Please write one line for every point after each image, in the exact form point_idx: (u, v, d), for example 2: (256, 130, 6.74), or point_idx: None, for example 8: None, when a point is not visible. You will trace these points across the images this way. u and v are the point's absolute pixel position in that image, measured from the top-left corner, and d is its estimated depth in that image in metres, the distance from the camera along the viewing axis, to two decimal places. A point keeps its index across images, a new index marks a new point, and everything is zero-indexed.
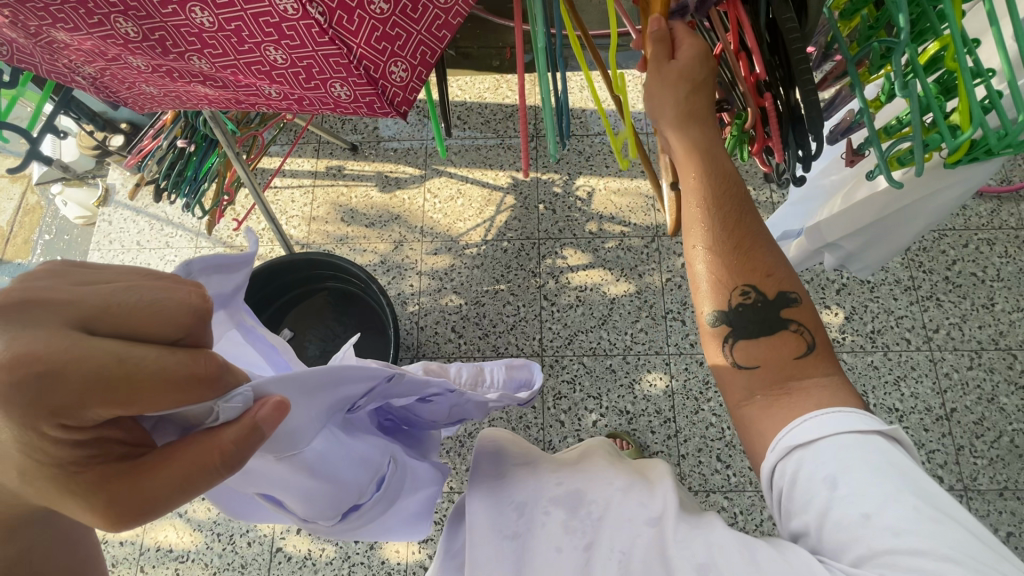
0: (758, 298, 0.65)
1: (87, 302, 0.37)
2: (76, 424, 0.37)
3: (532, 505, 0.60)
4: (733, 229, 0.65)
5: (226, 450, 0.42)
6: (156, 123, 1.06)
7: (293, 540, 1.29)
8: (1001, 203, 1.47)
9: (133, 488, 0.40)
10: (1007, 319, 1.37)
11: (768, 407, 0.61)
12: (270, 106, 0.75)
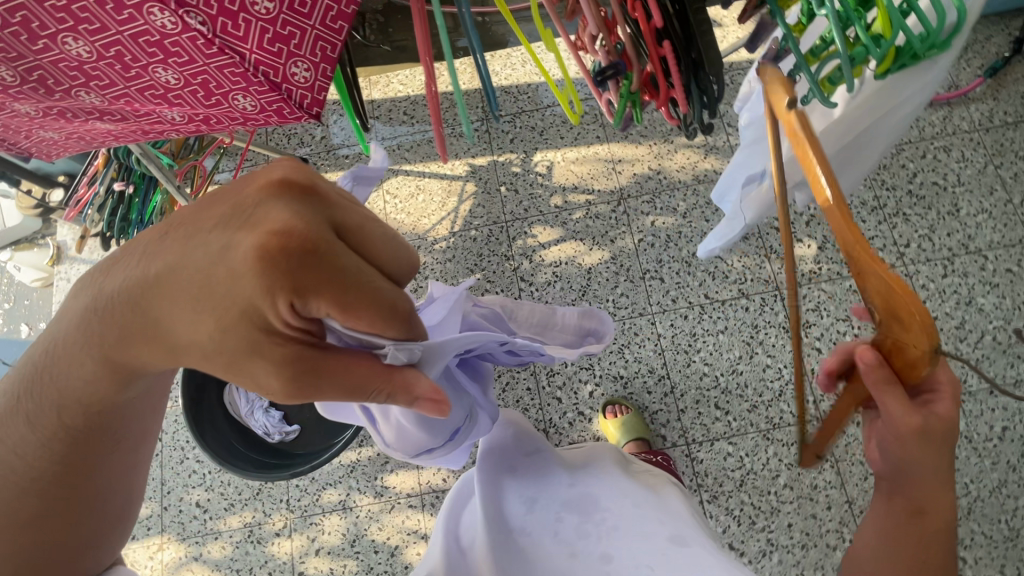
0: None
1: (355, 224, 0.47)
2: (304, 310, 0.44)
3: (544, 503, 0.77)
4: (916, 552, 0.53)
5: (394, 388, 0.51)
6: (89, 169, 1.03)
7: (314, 561, 1.28)
8: (952, 108, 1.48)
9: (313, 377, 0.48)
10: (973, 223, 1.39)
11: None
12: (178, 131, 0.75)
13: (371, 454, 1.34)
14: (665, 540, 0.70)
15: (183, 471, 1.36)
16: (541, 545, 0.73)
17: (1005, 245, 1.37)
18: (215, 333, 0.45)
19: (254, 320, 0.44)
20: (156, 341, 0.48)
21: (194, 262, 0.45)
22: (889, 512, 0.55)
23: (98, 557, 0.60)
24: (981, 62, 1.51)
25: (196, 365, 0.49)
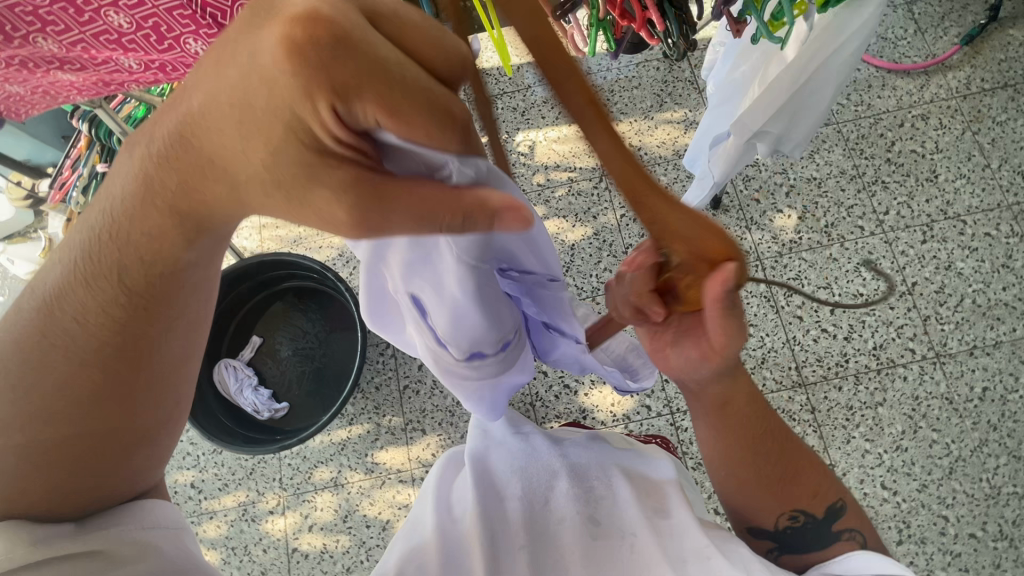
0: (809, 520, 0.66)
1: (384, 6, 0.39)
2: (345, 116, 0.37)
3: (532, 474, 0.75)
4: (758, 457, 0.66)
5: (468, 210, 0.41)
6: (72, 152, 1.05)
7: (307, 538, 1.30)
8: (930, 77, 1.50)
9: (378, 210, 0.41)
10: (951, 188, 1.40)
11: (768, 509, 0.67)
12: (136, 81, 0.83)
13: (361, 432, 1.36)
14: (642, 501, 0.71)
15: (177, 453, 1.39)
16: (529, 509, 0.72)
17: (984, 210, 1.38)
18: (266, 156, 0.40)
19: (294, 135, 0.39)
20: (210, 177, 0.44)
21: (226, 81, 0.40)
22: (728, 418, 0.66)
23: (149, 454, 0.58)
24: (957, 30, 1.52)
25: (261, 206, 0.44)
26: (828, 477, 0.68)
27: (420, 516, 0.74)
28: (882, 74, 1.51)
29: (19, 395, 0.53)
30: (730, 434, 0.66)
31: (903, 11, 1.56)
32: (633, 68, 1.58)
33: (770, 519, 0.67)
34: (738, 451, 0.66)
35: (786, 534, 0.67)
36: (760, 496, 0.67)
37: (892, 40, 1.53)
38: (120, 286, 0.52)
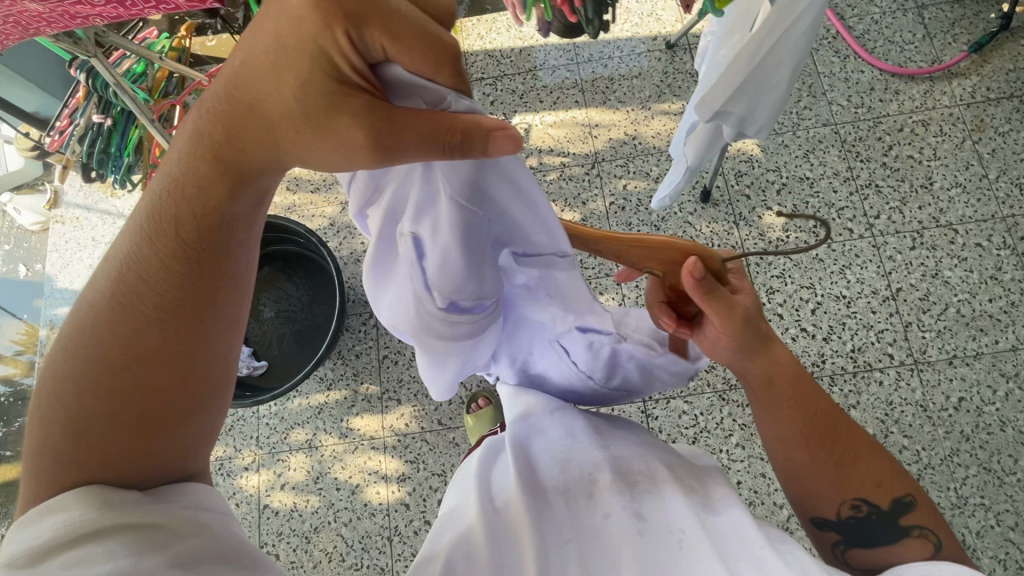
0: (873, 512, 0.63)
1: None
2: (354, 47, 0.38)
3: (575, 463, 0.69)
4: (817, 441, 0.64)
5: (466, 129, 0.40)
6: (70, 102, 1.08)
7: (279, 495, 1.34)
8: (934, 83, 1.48)
9: (391, 130, 0.40)
10: (945, 196, 1.39)
11: (830, 493, 0.64)
12: (101, 13, 0.80)
13: (338, 397, 1.39)
14: (691, 494, 0.64)
15: None
16: (572, 499, 0.65)
17: (977, 220, 1.36)
18: (291, 91, 0.39)
19: (314, 63, 0.38)
20: (254, 129, 0.42)
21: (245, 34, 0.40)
22: (773, 399, 0.66)
23: (202, 424, 0.50)
24: (967, 37, 1.50)
25: (298, 155, 0.43)
26: (892, 469, 0.64)
27: (463, 508, 0.69)
28: (886, 78, 1.49)
29: (80, 365, 0.46)
30: (783, 412, 0.66)
31: (913, 15, 1.54)
32: (635, 57, 1.57)
33: (831, 506, 0.65)
34: (782, 433, 0.66)
35: (848, 523, 0.64)
36: (812, 483, 0.65)
37: (899, 44, 1.51)
38: (177, 241, 0.47)
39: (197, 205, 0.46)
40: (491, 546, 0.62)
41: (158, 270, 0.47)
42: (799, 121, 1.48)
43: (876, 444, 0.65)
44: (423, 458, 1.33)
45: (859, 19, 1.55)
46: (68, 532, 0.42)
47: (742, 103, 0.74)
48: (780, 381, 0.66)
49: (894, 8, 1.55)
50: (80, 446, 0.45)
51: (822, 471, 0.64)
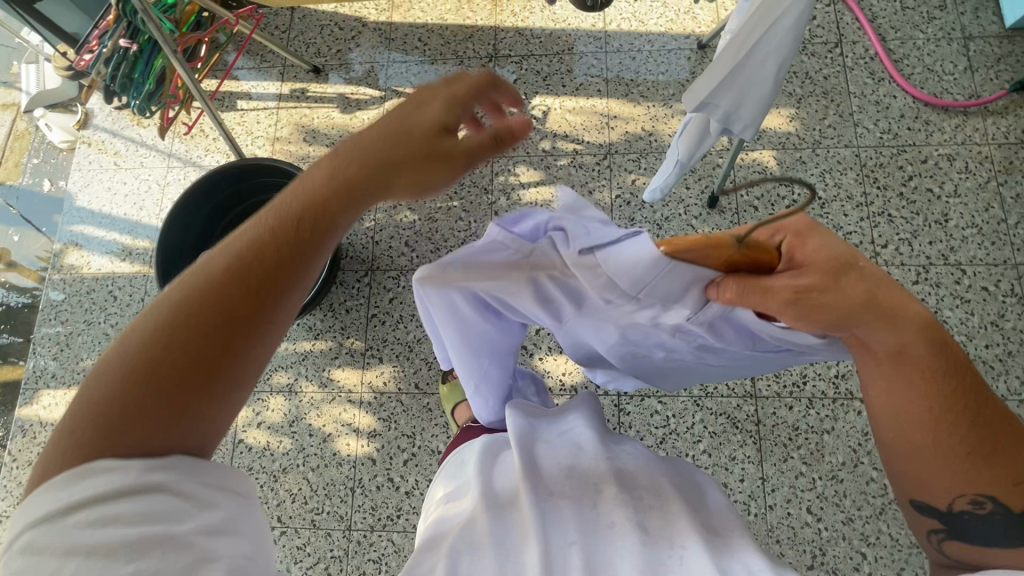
0: (999, 510, 0.57)
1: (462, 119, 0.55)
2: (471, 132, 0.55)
3: (584, 471, 0.67)
4: (953, 419, 0.57)
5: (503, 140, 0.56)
6: (99, 24, 1.11)
7: (253, 433, 1.39)
8: (968, 117, 1.43)
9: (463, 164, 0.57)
10: (959, 235, 1.35)
11: (956, 473, 0.58)
12: None
13: (323, 347, 1.43)
14: (698, 518, 0.62)
15: None
16: (579, 507, 0.62)
17: (987, 263, 1.33)
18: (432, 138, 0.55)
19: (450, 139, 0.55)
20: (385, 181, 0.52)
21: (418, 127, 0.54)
22: (896, 369, 0.58)
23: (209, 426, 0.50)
24: (1010, 75, 1.45)
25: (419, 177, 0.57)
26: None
27: (460, 507, 0.66)
28: (918, 106, 1.45)
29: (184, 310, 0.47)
30: (902, 394, 0.58)
31: (958, 44, 1.48)
32: (665, 53, 1.55)
33: (945, 499, 0.60)
34: (902, 423, 0.59)
35: (962, 518, 0.60)
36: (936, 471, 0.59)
37: (938, 73, 1.47)
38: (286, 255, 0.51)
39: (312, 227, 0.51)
40: (492, 537, 0.59)
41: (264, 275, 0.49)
42: (821, 139, 1.45)
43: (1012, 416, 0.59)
44: (395, 417, 1.37)
45: (900, 43, 1.50)
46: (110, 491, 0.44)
47: (733, 94, 0.71)
48: (916, 349, 0.57)
49: (939, 36, 1.50)
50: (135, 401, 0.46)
51: (946, 450, 0.58)
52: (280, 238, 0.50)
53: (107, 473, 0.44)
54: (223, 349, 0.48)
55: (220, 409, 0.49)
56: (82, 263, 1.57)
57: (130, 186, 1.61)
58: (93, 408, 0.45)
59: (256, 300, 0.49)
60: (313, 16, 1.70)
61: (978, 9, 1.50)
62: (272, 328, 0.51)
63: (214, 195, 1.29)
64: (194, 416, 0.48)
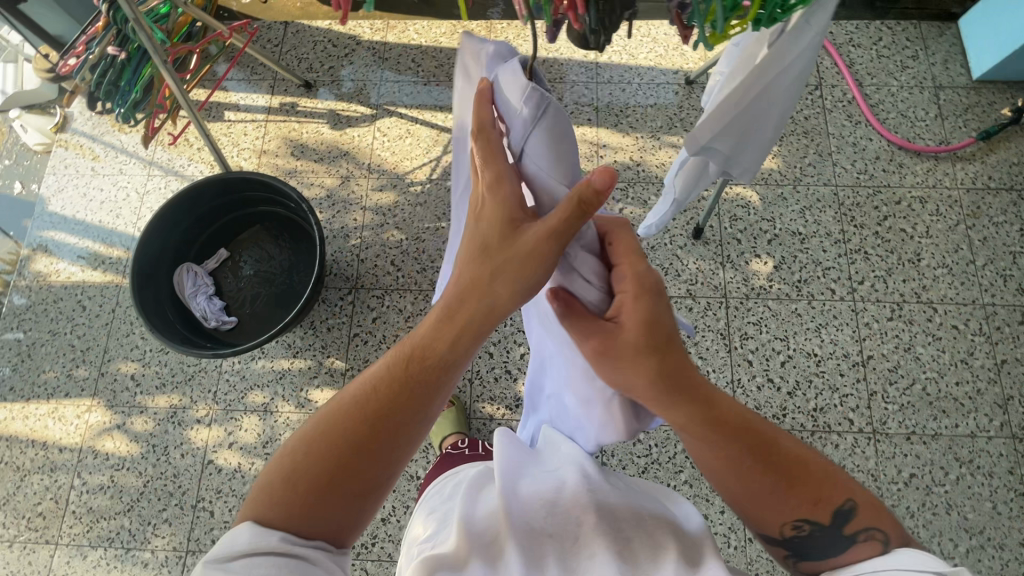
0: (816, 529, 0.60)
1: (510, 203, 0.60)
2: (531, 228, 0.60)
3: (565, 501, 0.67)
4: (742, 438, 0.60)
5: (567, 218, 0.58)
6: (87, 29, 1.07)
7: (224, 453, 1.33)
8: (938, 163, 1.50)
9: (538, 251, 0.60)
10: (930, 274, 1.41)
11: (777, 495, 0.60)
12: None
13: (302, 365, 1.39)
14: (682, 548, 0.62)
15: (127, 344, 1.43)
16: (557, 546, 0.63)
17: (957, 302, 1.38)
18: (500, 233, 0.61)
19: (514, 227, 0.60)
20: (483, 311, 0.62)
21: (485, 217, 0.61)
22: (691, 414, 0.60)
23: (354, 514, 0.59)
24: (977, 124, 1.52)
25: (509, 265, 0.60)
26: (837, 480, 0.60)
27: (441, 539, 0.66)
28: (892, 150, 1.51)
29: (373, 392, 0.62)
30: (706, 446, 0.60)
31: (929, 93, 1.56)
32: (654, 86, 1.60)
33: (776, 526, 0.61)
34: (712, 457, 0.60)
35: (793, 541, 0.62)
36: (755, 506, 0.61)
37: (911, 119, 1.54)
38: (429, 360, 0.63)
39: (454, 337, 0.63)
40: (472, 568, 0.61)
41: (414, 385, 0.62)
42: (801, 176, 1.50)
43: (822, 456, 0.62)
44: None
45: (876, 88, 1.58)
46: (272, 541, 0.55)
47: (730, 141, 0.71)
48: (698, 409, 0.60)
49: (912, 84, 1.57)
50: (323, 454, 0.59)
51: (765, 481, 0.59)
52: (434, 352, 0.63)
53: (256, 535, 0.55)
54: (368, 463, 0.60)
55: (362, 506, 0.60)
56: (50, 270, 1.51)
57: (107, 193, 1.57)
58: (284, 481, 0.58)
59: (397, 414, 0.62)
60: (306, 32, 1.70)
61: (947, 61, 1.59)
62: (408, 445, 0.63)
63: (207, 206, 1.27)
64: (339, 515, 0.58)
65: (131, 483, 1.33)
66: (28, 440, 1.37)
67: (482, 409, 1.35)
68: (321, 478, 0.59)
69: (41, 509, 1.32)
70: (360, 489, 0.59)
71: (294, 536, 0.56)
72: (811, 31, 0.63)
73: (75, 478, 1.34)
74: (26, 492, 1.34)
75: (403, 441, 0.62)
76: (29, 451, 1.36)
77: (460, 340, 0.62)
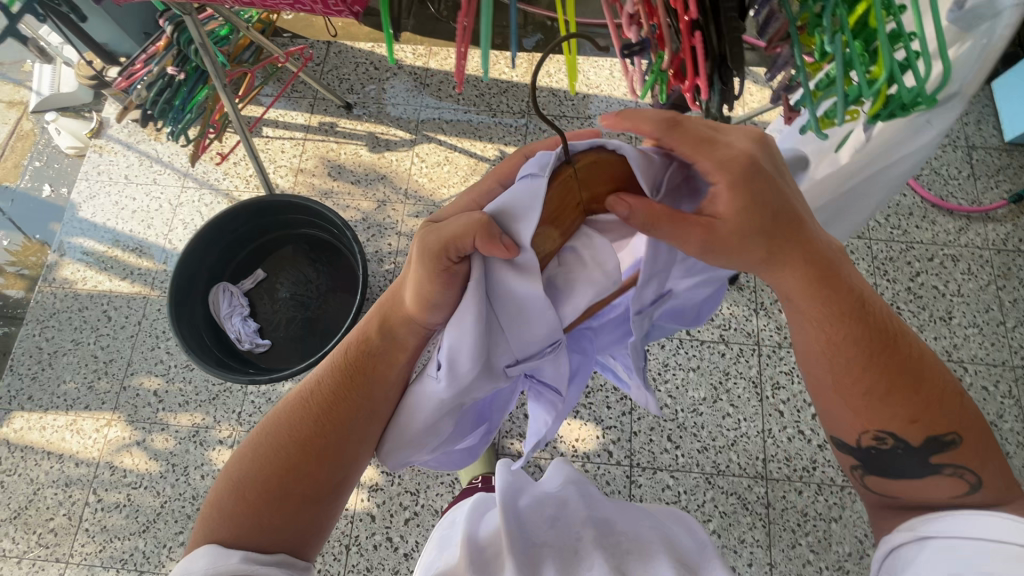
0: (899, 445, 0.65)
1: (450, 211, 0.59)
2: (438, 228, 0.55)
3: (566, 520, 0.76)
4: (860, 338, 0.62)
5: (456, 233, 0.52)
6: (148, 48, 1.07)
7: None
8: (970, 222, 1.51)
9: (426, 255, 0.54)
10: (961, 333, 1.41)
11: (888, 399, 0.64)
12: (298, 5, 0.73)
13: None
14: (675, 557, 0.70)
15: (151, 357, 1.41)
16: (560, 557, 0.70)
17: (987, 363, 1.39)
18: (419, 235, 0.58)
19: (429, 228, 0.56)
20: (400, 322, 0.63)
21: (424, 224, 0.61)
22: (812, 307, 0.62)
23: (304, 521, 0.63)
24: (1009, 186, 1.55)
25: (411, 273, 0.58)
26: (950, 407, 0.64)
27: (449, 556, 0.73)
28: (925, 206, 1.53)
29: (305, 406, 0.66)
30: (821, 330, 0.63)
31: (962, 152, 1.59)
32: None
33: (853, 434, 0.67)
34: (827, 348, 0.64)
35: (868, 451, 0.68)
36: (848, 405, 0.65)
37: (944, 177, 1.56)
38: (354, 372, 0.65)
39: (375, 351, 0.65)
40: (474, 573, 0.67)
41: (344, 396, 0.65)
42: None
43: (944, 378, 0.65)
44: (399, 472, 1.31)
45: None
46: (215, 560, 0.57)
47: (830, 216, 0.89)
48: (811, 296, 0.61)
49: (945, 142, 1.60)
50: (263, 466, 0.63)
51: (870, 382, 0.63)
52: (358, 366, 0.65)
53: (215, 558, 0.57)
54: (312, 471, 0.63)
55: (311, 516, 0.63)
56: (77, 278, 1.49)
57: (140, 203, 1.55)
58: (228, 498, 0.62)
59: (330, 427, 0.64)
60: (349, 53, 1.71)
61: (980, 121, 1.62)
62: (347, 456, 0.65)
63: (247, 227, 1.26)
64: (291, 524, 0.62)
65: (147, 503, 1.30)
66: (43, 452, 1.34)
67: (511, 447, 1.33)
68: (260, 491, 0.62)
69: (53, 525, 1.29)
70: (309, 497, 0.63)
71: (257, 554, 0.59)
72: (932, 131, 0.72)
73: (89, 495, 1.31)
74: (38, 506, 1.30)
75: (347, 448, 0.65)
76: (44, 463, 1.33)
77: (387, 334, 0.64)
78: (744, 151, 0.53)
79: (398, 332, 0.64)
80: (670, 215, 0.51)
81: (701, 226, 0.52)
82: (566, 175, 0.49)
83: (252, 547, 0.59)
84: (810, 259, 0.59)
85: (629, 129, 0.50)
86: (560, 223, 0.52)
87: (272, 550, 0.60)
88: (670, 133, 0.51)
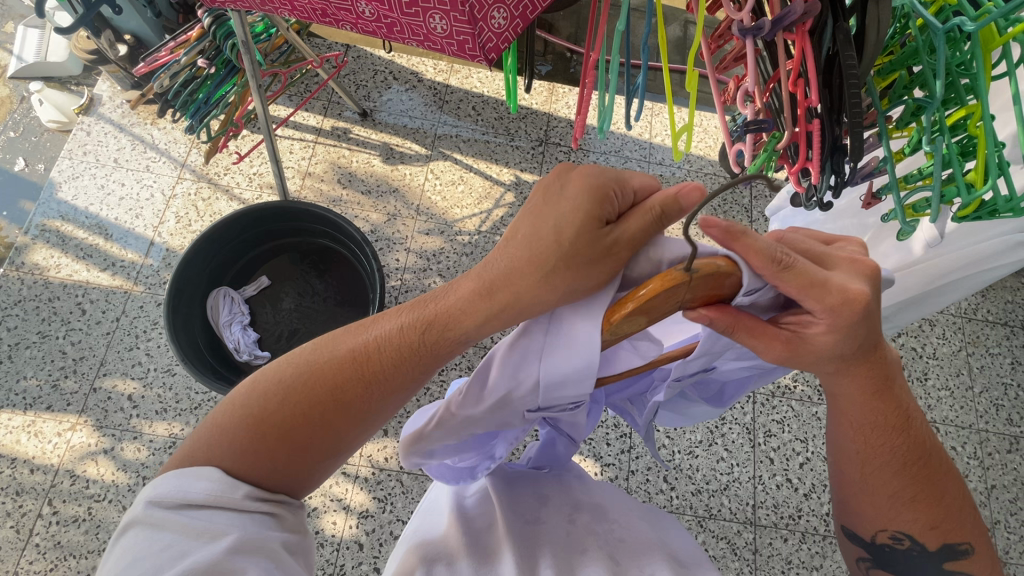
0: (914, 547, 0.64)
1: (579, 211, 0.49)
2: (614, 233, 0.49)
3: (553, 504, 0.71)
4: (910, 443, 0.60)
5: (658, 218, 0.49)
6: (178, 36, 1.00)
7: None
8: None
9: (605, 252, 0.49)
10: (935, 395, 1.51)
11: (914, 503, 0.62)
12: (428, 42, 0.72)
13: None
14: (667, 553, 0.67)
15: (128, 359, 1.31)
16: (557, 543, 0.67)
17: (957, 425, 1.48)
18: (570, 227, 0.49)
19: (590, 223, 0.49)
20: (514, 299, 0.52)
21: (558, 211, 0.50)
22: (865, 413, 0.59)
23: (310, 471, 0.58)
24: None
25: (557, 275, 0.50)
26: (968, 520, 0.63)
27: (432, 522, 0.69)
28: None
29: (351, 355, 0.57)
30: (864, 431, 0.60)
31: None
32: None
33: (869, 530, 0.65)
34: (870, 449, 0.60)
35: (881, 549, 0.66)
36: (871, 502, 0.63)
37: None
38: (419, 336, 0.56)
39: (443, 325, 0.55)
40: (464, 542, 0.65)
41: (397, 354, 0.56)
42: None
43: (965, 492, 0.64)
44: (392, 499, 1.26)
45: None
46: (209, 496, 0.53)
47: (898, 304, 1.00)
48: (866, 398, 0.58)
49: None
50: (283, 401, 0.56)
51: (902, 485, 0.61)
52: (424, 330, 0.56)
53: (220, 486, 0.53)
54: (334, 427, 0.57)
55: (315, 469, 0.58)
56: (49, 264, 1.37)
57: (128, 189, 1.45)
58: (232, 419, 0.56)
59: (367, 388, 0.56)
60: (368, 60, 1.67)
61: None
62: (371, 419, 0.58)
63: (255, 231, 1.19)
64: (297, 472, 0.57)
65: (111, 519, 1.18)
66: None
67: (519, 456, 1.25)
68: (270, 425, 0.55)
69: None
70: (325, 450, 0.58)
71: (257, 488, 0.56)
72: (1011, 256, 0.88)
73: (44, 506, 1.18)
74: None
75: (377, 409, 0.58)
76: None
77: (482, 325, 0.54)
78: (859, 291, 0.50)
79: (496, 329, 0.54)
80: (751, 327, 0.50)
81: (781, 339, 0.51)
82: (677, 283, 0.44)
83: (247, 480, 0.55)
84: (875, 369, 0.57)
85: (732, 248, 0.46)
86: (655, 314, 0.47)
87: (272, 489, 0.57)
88: (783, 274, 0.47)
